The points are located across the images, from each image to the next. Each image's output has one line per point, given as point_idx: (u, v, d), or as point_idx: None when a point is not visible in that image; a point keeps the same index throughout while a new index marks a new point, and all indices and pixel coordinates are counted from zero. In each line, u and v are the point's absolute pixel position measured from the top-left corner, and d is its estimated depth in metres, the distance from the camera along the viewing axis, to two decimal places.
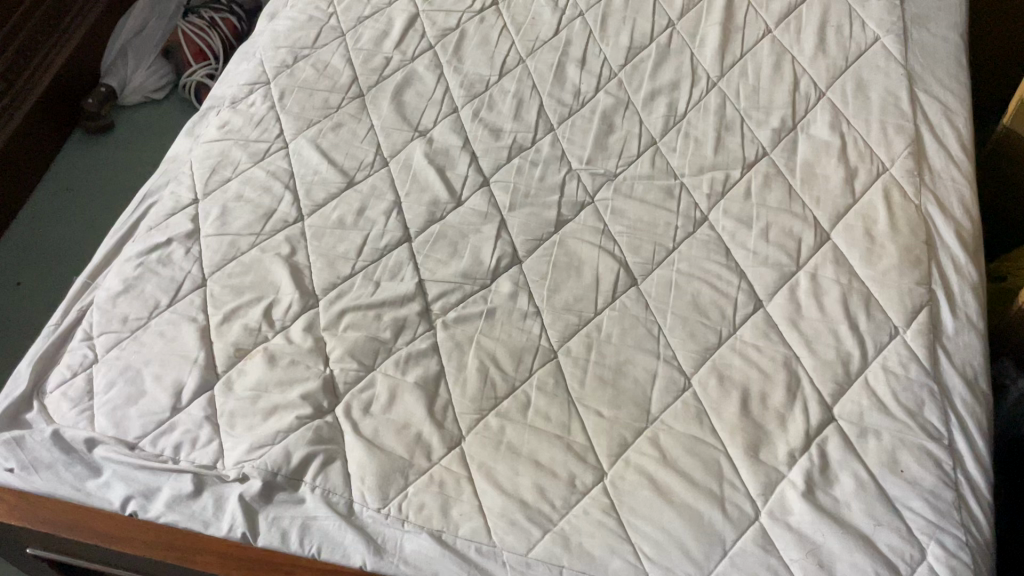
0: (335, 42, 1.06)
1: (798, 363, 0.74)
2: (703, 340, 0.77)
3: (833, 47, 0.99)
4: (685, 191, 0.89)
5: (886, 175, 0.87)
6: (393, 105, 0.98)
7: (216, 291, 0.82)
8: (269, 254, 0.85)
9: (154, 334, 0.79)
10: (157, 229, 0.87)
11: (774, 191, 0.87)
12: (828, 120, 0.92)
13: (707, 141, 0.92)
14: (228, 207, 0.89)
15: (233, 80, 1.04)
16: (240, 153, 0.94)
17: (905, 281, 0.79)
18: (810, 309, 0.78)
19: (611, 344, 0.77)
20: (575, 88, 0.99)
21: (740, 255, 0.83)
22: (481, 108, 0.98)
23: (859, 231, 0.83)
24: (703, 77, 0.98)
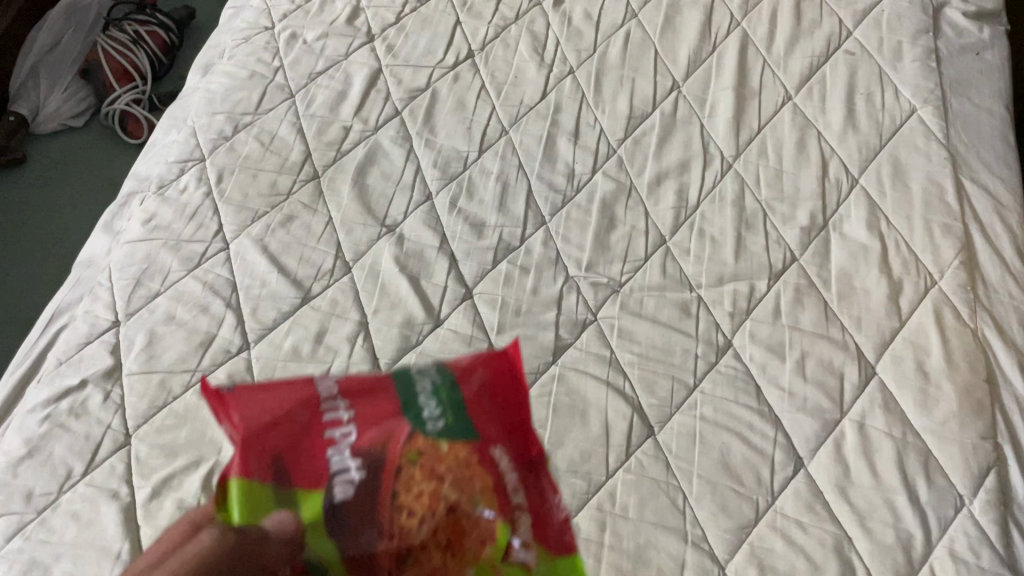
0: (283, 105, 0.89)
1: (851, 548, 0.63)
2: (737, 514, 0.65)
3: (865, 121, 0.86)
4: (703, 307, 0.75)
5: (935, 290, 0.75)
6: (355, 192, 0.83)
7: (142, 454, 0.67)
8: (208, 400, 0.70)
9: (66, 517, 0.64)
10: (68, 365, 0.72)
11: (808, 309, 0.74)
12: (864, 216, 0.79)
13: (726, 242, 0.79)
14: (156, 334, 0.73)
15: (161, 154, 0.87)
16: (169, 257, 0.78)
17: (967, 435, 0.67)
18: (860, 474, 0.66)
19: (628, 521, 0.64)
20: (568, 168, 0.85)
21: (774, 397, 0.70)
22: (459, 195, 0.83)
23: (910, 366, 0.71)
24: (717, 157, 0.85)
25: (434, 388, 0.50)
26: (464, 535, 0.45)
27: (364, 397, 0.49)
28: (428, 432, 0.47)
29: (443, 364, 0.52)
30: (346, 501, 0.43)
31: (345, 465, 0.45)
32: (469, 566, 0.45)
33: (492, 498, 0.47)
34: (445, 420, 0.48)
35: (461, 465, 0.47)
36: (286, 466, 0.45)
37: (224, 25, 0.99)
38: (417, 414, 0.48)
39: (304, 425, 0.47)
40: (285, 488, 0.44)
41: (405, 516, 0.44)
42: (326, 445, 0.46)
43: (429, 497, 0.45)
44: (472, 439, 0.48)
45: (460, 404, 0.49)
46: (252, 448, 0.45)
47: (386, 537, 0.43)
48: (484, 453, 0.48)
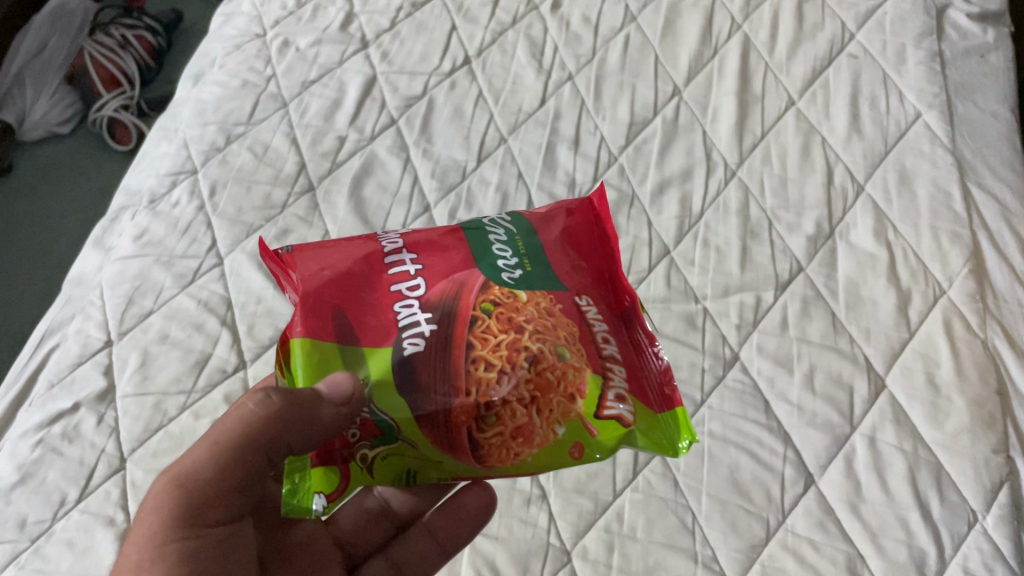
0: (277, 115, 0.87)
1: (864, 566, 0.62)
2: (747, 534, 0.63)
3: (869, 126, 0.84)
4: (709, 319, 0.74)
5: (944, 300, 0.74)
6: (351, 204, 0.81)
7: (138, 479, 0.66)
8: (205, 422, 0.68)
9: (61, 545, 0.62)
10: (60, 387, 0.70)
11: (816, 321, 0.73)
12: (871, 225, 0.78)
13: (731, 253, 0.78)
14: (150, 354, 0.71)
15: (151, 167, 0.85)
16: (162, 274, 0.76)
17: (979, 449, 0.66)
18: (872, 490, 0.65)
19: (636, 542, 0.63)
20: (569, 178, 0.83)
21: (783, 411, 0.69)
22: (458, 206, 0.81)
23: (920, 378, 0.69)
24: (720, 164, 0.83)
25: (510, 235, 0.55)
26: (549, 390, 0.47)
27: (434, 248, 0.52)
28: (505, 280, 0.51)
29: (525, 219, 0.58)
30: (413, 357, 0.46)
31: (414, 319, 0.47)
32: (558, 423, 0.47)
33: (575, 354, 0.48)
34: (525, 266, 0.53)
35: (542, 317, 0.49)
36: (349, 321, 0.47)
37: (214, 33, 0.97)
38: (498, 262, 0.52)
39: (367, 271, 0.50)
40: (352, 349, 0.46)
41: (484, 369, 0.46)
42: (392, 296, 0.48)
43: (509, 351, 0.46)
44: (558, 291, 0.52)
45: (540, 251, 0.55)
46: (312, 305, 0.47)
47: (462, 394, 0.45)
48: (568, 299, 0.52)
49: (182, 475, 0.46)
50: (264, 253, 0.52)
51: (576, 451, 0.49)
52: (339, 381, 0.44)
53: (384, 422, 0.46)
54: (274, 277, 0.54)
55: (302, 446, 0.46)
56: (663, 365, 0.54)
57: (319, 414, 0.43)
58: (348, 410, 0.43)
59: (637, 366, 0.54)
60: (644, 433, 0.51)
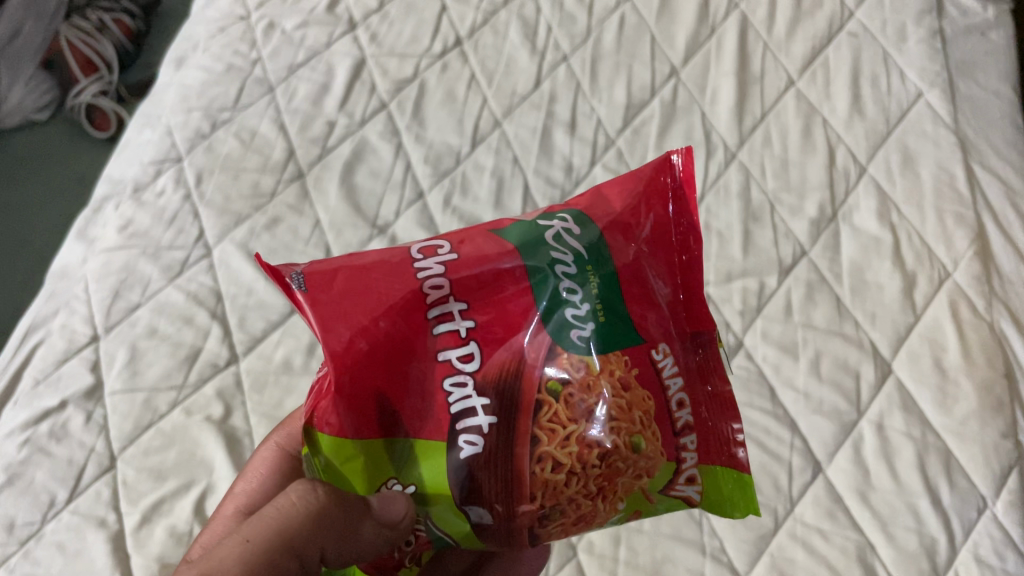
0: (263, 100, 0.84)
1: (874, 555, 0.61)
2: (756, 524, 0.62)
3: (871, 106, 0.83)
4: (711, 306, 0.73)
5: (949, 282, 0.72)
6: (343, 192, 0.79)
7: (129, 478, 0.64)
8: (197, 419, 0.66)
9: (51, 548, 0.60)
10: (46, 385, 0.68)
11: (820, 306, 0.72)
12: (874, 207, 0.77)
13: (733, 237, 0.76)
14: (139, 349, 0.69)
15: (135, 155, 0.82)
16: (149, 266, 0.74)
17: (988, 434, 0.65)
18: (881, 478, 0.64)
19: (642, 535, 0.62)
20: (566, 162, 0.82)
21: (789, 398, 0.68)
22: (453, 192, 0.79)
23: (926, 363, 0.68)
24: (720, 146, 0.82)
25: (579, 264, 0.44)
26: (618, 478, 0.41)
27: (483, 286, 0.43)
28: (575, 345, 0.42)
29: (595, 226, 0.46)
30: (471, 463, 0.39)
31: (469, 406, 0.40)
32: (621, 501, 0.43)
33: (652, 439, 0.42)
34: (599, 317, 0.43)
35: (617, 398, 0.41)
36: (393, 408, 0.40)
37: (196, 14, 0.94)
38: (565, 314, 0.42)
39: (408, 330, 0.41)
40: (398, 439, 0.40)
41: (551, 470, 0.40)
42: (441, 367, 0.41)
43: (578, 447, 0.40)
44: (636, 348, 0.43)
45: (615, 279, 0.44)
46: (348, 396, 0.39)
47: (528, 500, 0.40)
48: (646, 357, 0.43)
49: (209, 571, 0.38)
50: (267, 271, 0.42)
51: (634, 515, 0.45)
52: (392, 500, 0.39)
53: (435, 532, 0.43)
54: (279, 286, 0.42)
55: (337, 557, 0.41)
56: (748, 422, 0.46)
57: (361, 530, 0.39)
58: (393, 533, 0.40)
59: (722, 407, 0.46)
60: (729, 502, 0.44)
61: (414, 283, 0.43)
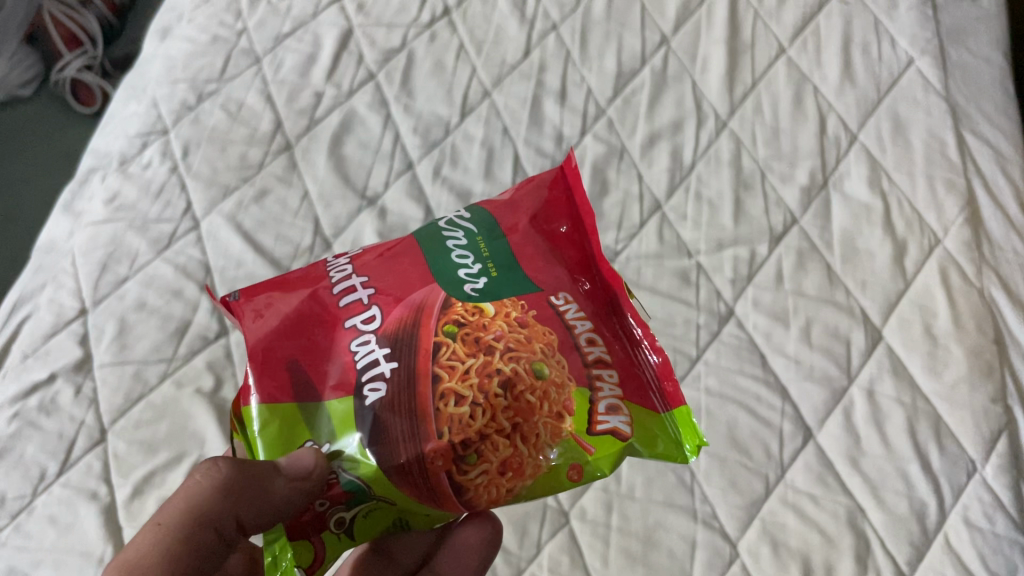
0: (250, 71, 0.83)
1: (865, 519, 0.61)
2: (747, 490, 0.62)
3: (862, 73, 0.82)
4: (703, 275, 0.72)
5: (940, 249, 0.73)
6: (332, 162, 0.78)
7: (120, 451, 0.63)
8: (187, 391, 0.66)
9: (43, 522, 0.60)
10: (34, 358, 0.67)
11: (811, 274, 0.72)
12: (865, 174, 0.77)
13: (724, 205, 0.76)
14: (128, 322, 0.69)
15: (120, 128, 0.81)
16: (137, 239, 0.73)
17: (978, 398, 0.65)
18: (871, 443, 0.64)
19: (635, 501, 0.61)
20: (556, 131, 0.81)
21: (780, 365, 0.68)
22: (443, 163, 0.79)
23: (917, 329, 0.69)
24: (710, 115, 0.81)
25: (471, 237, 0.54)
26: (532, 413, 0.46)
27: (386, 270, 0.52)
28: (469, 293, 0.50)
29: (490, 213, 0.57)
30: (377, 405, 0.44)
31: (372, 358, 0.46)
32: (550, 446, 0.46)
33: (557, 368, 0.48)
34: (490, 272, 0.52)
35: (511, 334, 0.47)
36: (305, 371, 0.46)
37: None
38: (460, 273, 0.51)
39: (319, 312, 0.49)
40: (313, 403, 0.45)
41: (455, 403, 0.45)
42: (348, 334, 0.47)
43: (479, 377, 0.45)
44: (529, 295, 0.51)
45: (509, 252, 0.54)
46: (266, 363, 0.46)
47: (437, 438, 0.44)
48: (540, 303, 0.51)
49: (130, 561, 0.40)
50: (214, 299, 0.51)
51: (576, 474, 0.47)
52: (299, 458, 0.43)
53: (352, 484, 0.44)
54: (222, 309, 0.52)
55: (256, 523, 0.43)
56: (657, 358, 0.51)
57: (272, 488, 0.41)
58: (304, 485, 0.42)
59: (630, 364, 0.52)
60: (656, 440, 0.49)
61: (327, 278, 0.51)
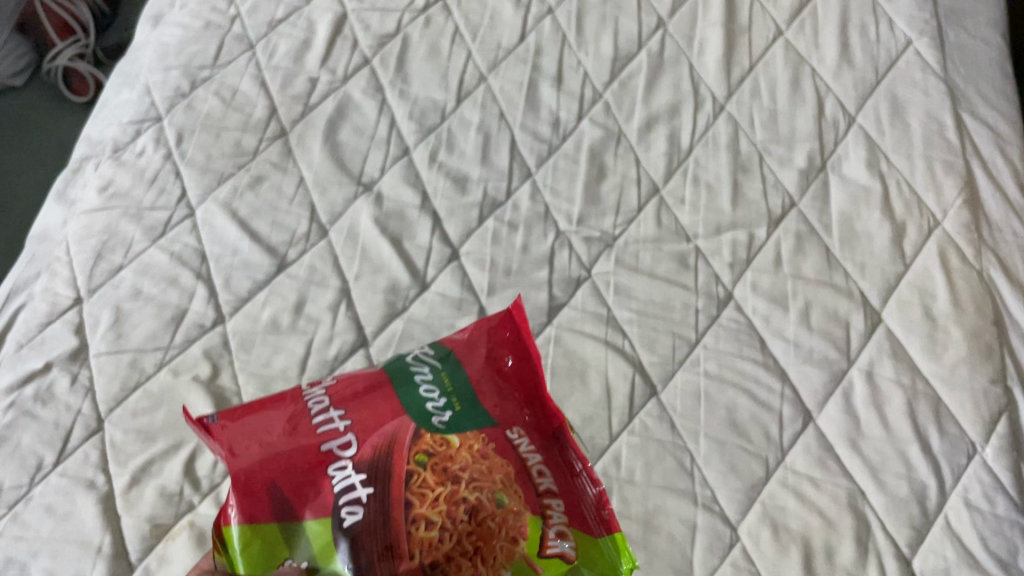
0: (243, 57, 0.83)
1: (865, 501, 0.61)
2: (747, 474, 0.62)
3: (860, 55, 0.82)
4: (701, 259, 0.72)
5: (939, 231, 0.72)
6: (327, 148, 0.78)
7: (117, 439, 0.63)
8: (184, 378, 0.65)
9: (39, 511, 0.59)
10: (30, 348, 0.67)
11: (810, 257, 0.72)
12: (864, 156, 0.77)
13: (722, 189, 0.76)
14: (123, 311, 0.68)
15: (113, 115, 0.81)
16: (131, 227, 0.73)
17: (978, 380, 0.65)
18: (871, 425, 0.64)
19: (635, 486, 0.61)
20: (553, 115, 0.80)
21: (779, 349, 0.67)
22: (439, 148, 0.78)
23: (916, 311, 0.68)
24: (708, 99, 0.81)
25: (435, 371, 0.51)
26: (493, 539, 0.42)
27: (360, 400, 0.47)
28: (436, 425, 0.46)
29: (448, 348, 0.53)
30: (354, 529, 0.40)
31: (349, 482, 0.41)
32: (504, 567, 0.43)
33: (516, 496, 0.44)
34: (455, 405, 0.48)
35: (477, 462, 0.44)
36: (285, 496, 0.41)
37: None
38: (427, 404, 0.48)
39: (295, 436, 0.44)
40: (291, 522, 0.41)
41: (426, 527, 0.41)
42: (324, 456, 0.43)
43: (445, 501, 0.42)
44: (488, 429, 0.47)
45: (467, 382, 0.50)
46: (245, 486, 0.41)
47: (406, 558, 0.40)
48: (501, 435, 0.47)
49: None
50: (186, 418, 0.46)
51: None
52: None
53: None
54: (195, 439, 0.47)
55: None
56: (598, 487, 0.48)
57: None
58: None
59: (571, 491, 0.48)
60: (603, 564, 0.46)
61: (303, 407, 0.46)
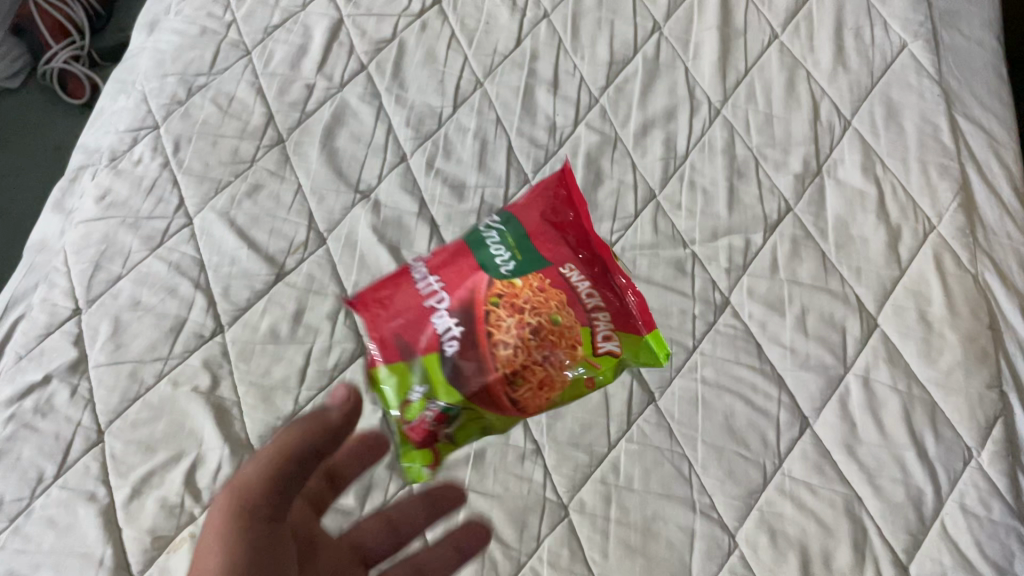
0: (239, 63, 0.83)
1: (862, 507, 0.61)
2: (745, 481, 0.62)
3: (855, 59, 0.82)
4: (698, 264, 0.72)
5: (934, 236, 0.73)
6: (324, 156, 0.78)
7: (117, 451, 0.63)
8: (184, 389, 0.65)
9: (42, 524, 0.60)
10: (30, 360, 0.67)
11: (806, 262, 0.72)
12: (859, 160, 0.77)
13: (718, 194, 0.76)
14: (122, 322, 0.69)
15: (110, 123, 0.81)
16: (129, 237, 0.73)
17: (974, 385, 0.66)
18: (867, 431, 0.64)
19: (633, 494, 0.62)
20: (549, 121, 0.80)
21: (776, 355, 0.68)
22: (436, 154, 0.78)
23: (912, 316, 0.69)
24: (704, 103, 0.81)
25: (503, 234, 0.61)
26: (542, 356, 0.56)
27: (449, 264, 0.60)
28: (504, 271, 0.58)
29: (515, 211, 0.63)
30: (455, 353, 0.55)
31: (450, 329, 0.56)
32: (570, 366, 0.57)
33: (560, 321, 0.56)
34: (517, 256, 0.59)
35: (537, 295, 0.57)
36: (405, 342, 0.57)
37: None
38: (497, 260, 0.59)
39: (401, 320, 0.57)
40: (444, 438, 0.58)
41: (502, 347, 0.55)
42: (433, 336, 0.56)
43: (514, 324, 0.56)
44: (546, 268, 0.58)
45: (525, 258, 0.59)
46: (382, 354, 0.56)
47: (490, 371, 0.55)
48: (553, 274, 0.58)
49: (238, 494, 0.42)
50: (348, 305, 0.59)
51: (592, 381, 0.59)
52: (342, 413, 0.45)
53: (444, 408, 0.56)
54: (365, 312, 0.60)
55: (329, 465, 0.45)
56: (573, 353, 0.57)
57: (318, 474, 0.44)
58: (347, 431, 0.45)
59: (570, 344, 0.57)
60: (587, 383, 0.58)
61: (435, 322, 0.56)
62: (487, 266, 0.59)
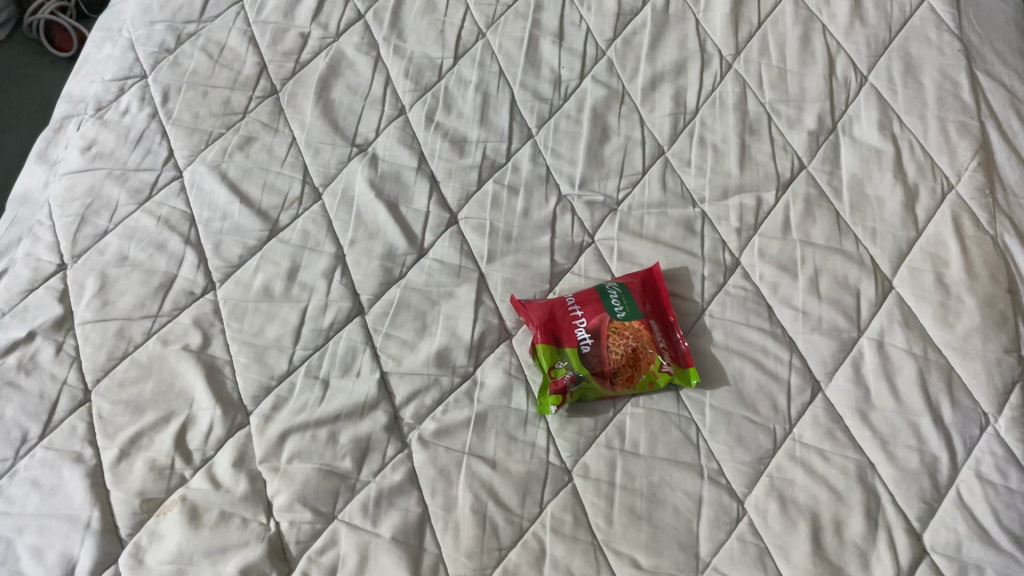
0: (230, 12, 0.80)
1: (875, 475, 0.59)
2: (754, 446, 0.60)
3: (872, 12, 0.79)
4: (707, 224, 0.70)
5: (952, 196, 0.70)
6: (319, 108, 0.75)
7: (105, 411, 0.61)
8: (174, 348, 0.63)
9: (26, 486, 0.58)
10: (12, 316, 0.64)
11: (820, 222, 0.69)
12: (876, 117, 0.74)
13: (729, 151, 0.73)
14: (109, 278, 0.66)
15: (96, 72, 0.77)
16: (116, 189, 0.70)
17: (991, 350, 0.63)
18: (881, 396, 0.62)
19: (639, 458, 0.60)
20: (554, 74, 0.77)
21: (787, 317, 0.66)
22: (436, 107, 0.75)
23: (928, 279, 0.66)
24: (715, 57, 0.78)
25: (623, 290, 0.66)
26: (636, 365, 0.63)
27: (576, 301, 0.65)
28: (617, 323, 0.64)
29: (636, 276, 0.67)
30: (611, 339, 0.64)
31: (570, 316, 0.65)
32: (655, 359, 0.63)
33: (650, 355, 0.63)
34: (630, 316, 0.65)
35: (637, 354, 0.63)
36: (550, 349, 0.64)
37: None
38: (610, 316, 0.65)
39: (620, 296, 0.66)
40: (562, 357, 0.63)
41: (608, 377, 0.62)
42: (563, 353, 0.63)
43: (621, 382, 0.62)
44: (644, 330, 0.64)
45: (625, 316, 0.64)
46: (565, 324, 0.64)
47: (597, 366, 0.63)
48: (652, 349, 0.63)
49: None
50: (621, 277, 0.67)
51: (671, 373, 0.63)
52: None
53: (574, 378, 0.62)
54: (645, 286, 0.67)
55: None
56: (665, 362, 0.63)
57: None
58: None
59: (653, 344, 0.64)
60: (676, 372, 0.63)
61: (575, 332, 0.64)
62: (608, 310, 0.65)
